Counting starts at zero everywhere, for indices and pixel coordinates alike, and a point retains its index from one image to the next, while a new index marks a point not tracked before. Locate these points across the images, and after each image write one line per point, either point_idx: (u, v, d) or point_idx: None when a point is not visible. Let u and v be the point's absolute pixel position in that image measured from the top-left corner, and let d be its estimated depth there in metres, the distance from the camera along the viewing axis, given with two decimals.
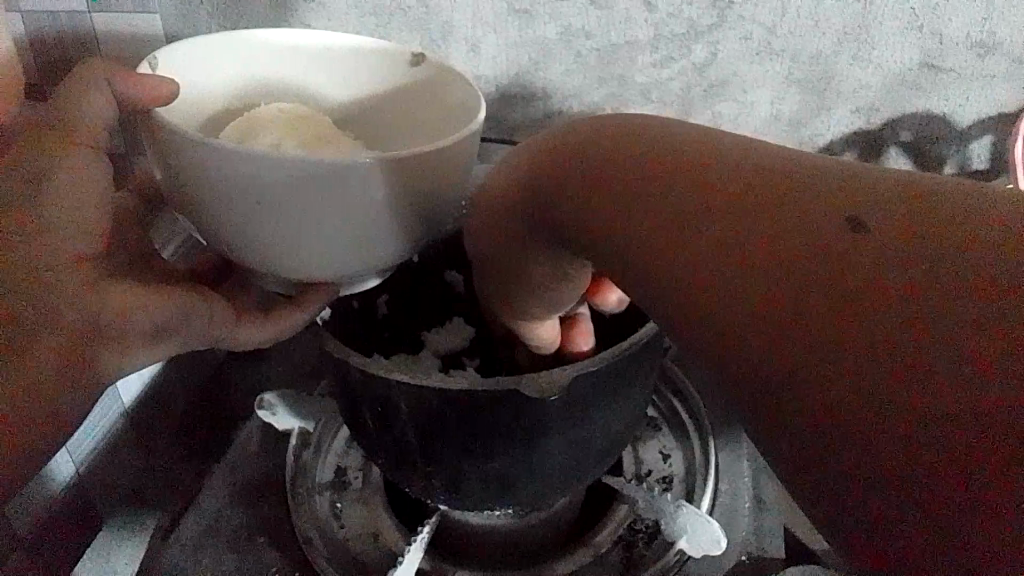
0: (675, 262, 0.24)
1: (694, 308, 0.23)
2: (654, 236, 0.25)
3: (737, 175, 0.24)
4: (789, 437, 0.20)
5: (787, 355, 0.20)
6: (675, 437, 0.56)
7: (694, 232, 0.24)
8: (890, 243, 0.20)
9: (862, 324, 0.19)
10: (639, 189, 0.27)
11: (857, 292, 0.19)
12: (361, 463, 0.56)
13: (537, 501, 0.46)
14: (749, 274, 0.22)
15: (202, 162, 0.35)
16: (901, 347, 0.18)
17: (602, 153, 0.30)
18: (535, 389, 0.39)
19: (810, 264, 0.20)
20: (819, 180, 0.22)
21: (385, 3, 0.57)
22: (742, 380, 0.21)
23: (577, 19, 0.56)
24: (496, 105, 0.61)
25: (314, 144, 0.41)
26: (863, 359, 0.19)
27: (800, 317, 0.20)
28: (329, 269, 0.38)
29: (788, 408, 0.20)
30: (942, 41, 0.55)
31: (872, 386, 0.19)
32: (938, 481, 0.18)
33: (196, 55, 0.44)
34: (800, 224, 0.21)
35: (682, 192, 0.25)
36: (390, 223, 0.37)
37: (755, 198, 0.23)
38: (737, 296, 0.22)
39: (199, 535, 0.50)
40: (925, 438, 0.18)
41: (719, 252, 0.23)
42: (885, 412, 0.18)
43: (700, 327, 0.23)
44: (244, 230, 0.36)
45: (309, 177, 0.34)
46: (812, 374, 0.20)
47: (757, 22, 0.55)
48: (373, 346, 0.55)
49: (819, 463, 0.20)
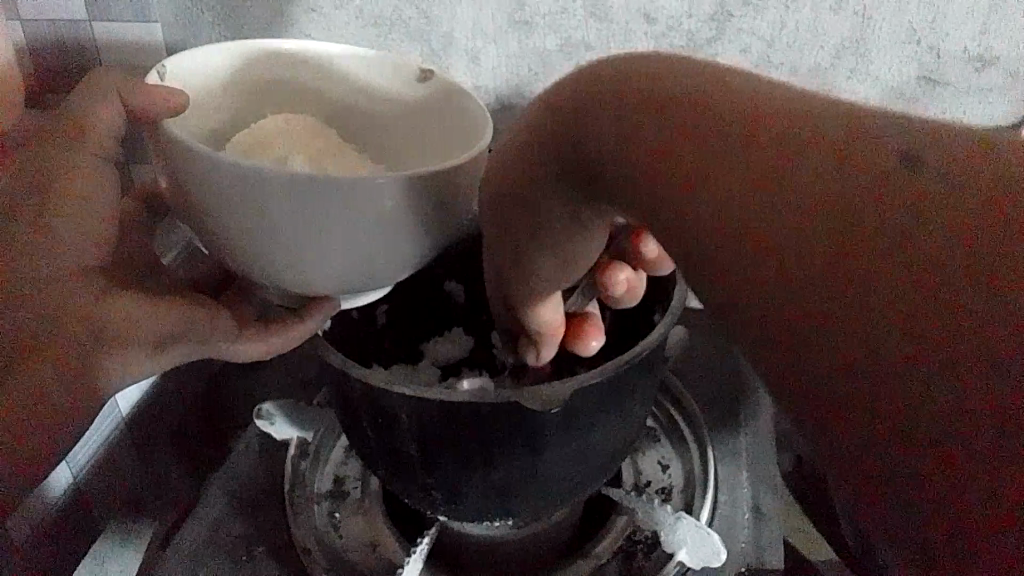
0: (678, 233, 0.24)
1: (706, 256, 0.23)
2: (656, 186, 0.25)
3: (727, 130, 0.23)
4: (822, 375, 0.20)
5: (814, 287, 0.20)
6: (671, 447, 0.56)
7: (693, 174, 0.23)
8: (892, 219, 0.19)
9: (877, 279, 0.19)
10: (634, 149, 0.26)
11: (881, 217, 0.19)
12: (359, 472, 0.56)
13: (536, 513, 0.47)
14: (748, 250, 0.21)
15: (208, 178, 0.35)
16: (936, 268, 0.18)
17: (592, 120, 0.29)
18: (539, 402, 0.39)
19: (807, 243, 0.20)
20: (814, 128, 0.21)
21: (385, 14, 0.57)
22: (769, 322, 0.21)
23: (577, 31, 0.56)
24: (497, 116, 0.61)
25: (320, 157, 0.41)
26: (898, 284, 0.18)
27: (823, 246, 0.20)
28: (335, 283, 0.39)
29: (821, 343, 0.20)
30: (939, 55, 0.56)
31: (911, 311, 0.18)
32: (991, 400, 0.17)
33: (200, 65, 0.44)
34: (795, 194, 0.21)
35: (674, 134, 0.24)
36: (397, 236, 0.37)
37: (749, 160, 0.22)
38: (754, 235, 0.21)
39: (197, 546, 0.49)
40: (975, 356, 0.17)
41: (726, 192, 0.22)
42: (925, 353, 0.18)
43: (715, 273, 0.22)
44: (249, 244, 0.36)
45: (316, 194, 0.34)
46: (843, 310, 0.19)
47: (756, 36, 0.55)
48: (372, 356, 0.55)
49: (861, 397, 0.19)
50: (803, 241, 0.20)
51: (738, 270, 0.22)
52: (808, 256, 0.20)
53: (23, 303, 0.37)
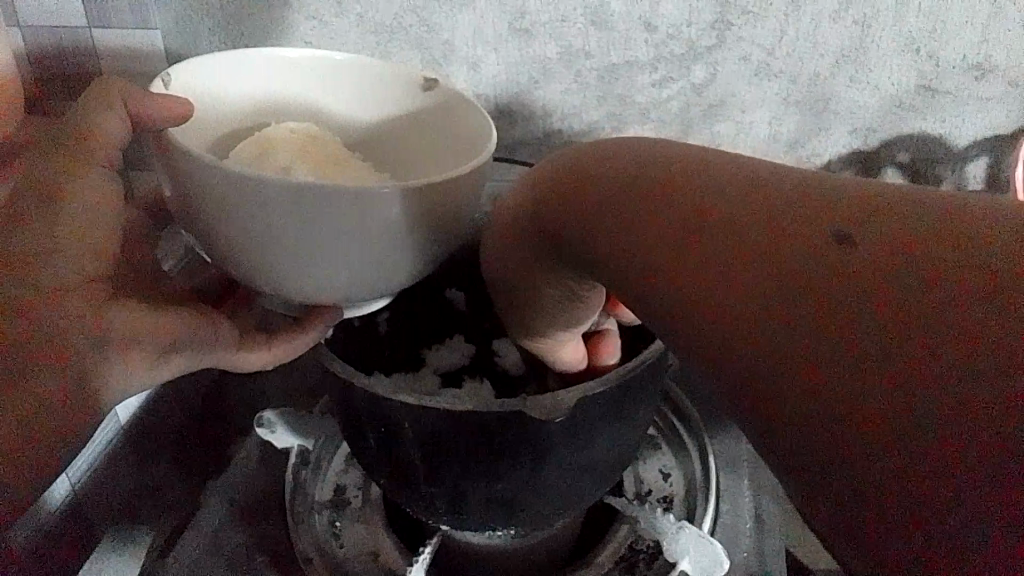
0: (677, 286, 0.25)
1: (682, 312, 0.24)
2: (647, 240, 0.27)
3: (728, 199, 0.24)
4: (778, 429, 0.21)
5: (767, 349, 0.21)
6: (673, 455, 0.56)
7: (677, 239, 0.25)
8: (854, 282, 0.20)
9: (817, 342, 0.20)
10: (637, 201, 0.28)
11: (820, 284, 0.20)
12: (360, 480, 0.56)
13: (539, 522, 0.47)
14: (747, 302, 0.22)
15: (211, 188, 0.35)
16: (866, 330, 0.19)
17: (605, 181, 0.30)
18: (540, 412, 0.39)
19: (801, 292, 0.21)
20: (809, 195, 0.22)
21: (385, 22, 0.57)
22: (733, 378, 0.22)
23: (577, 39, 0.56)
24: (497, 124, 0.61)
25: (326, 166, 0.41)
26: (836, 345, 0.20)
27: (774, 310, 0.21)
28: (339, 292, 0.39)
29: (773, 399, 0.21)
30: (938, 64, 0.56)
31: (846, 371, 0.19)
32: (918, 453, 0.18)
33: (205, 74, 0.44)
34: (794, 247, 0.21)
35: (666, 201, 0.27)
36: (403, 247, 0.37)
37: (744, 223, 0.23)
38: (719, 299, 0.23)
39: (199, 555, 0.49)
40: (903, 411, 0.18)
41: (701, 257, 0.24)
42: (860, 411, 0.19)
43: (688, 330, 0.24)
44: (252, 253, 0.36)
45: (319, 205, 0.34)
46: (790, 369, 0.21)
47: (755, 44, 0.56)
48: (374, 365, 0.55)
49: (810, 452, 0.20)
50: (789, 297, 0.21)
51: (732, 320, 0.22)
52: (803, 303, 0.21)
53: (29, 310, 0.36)
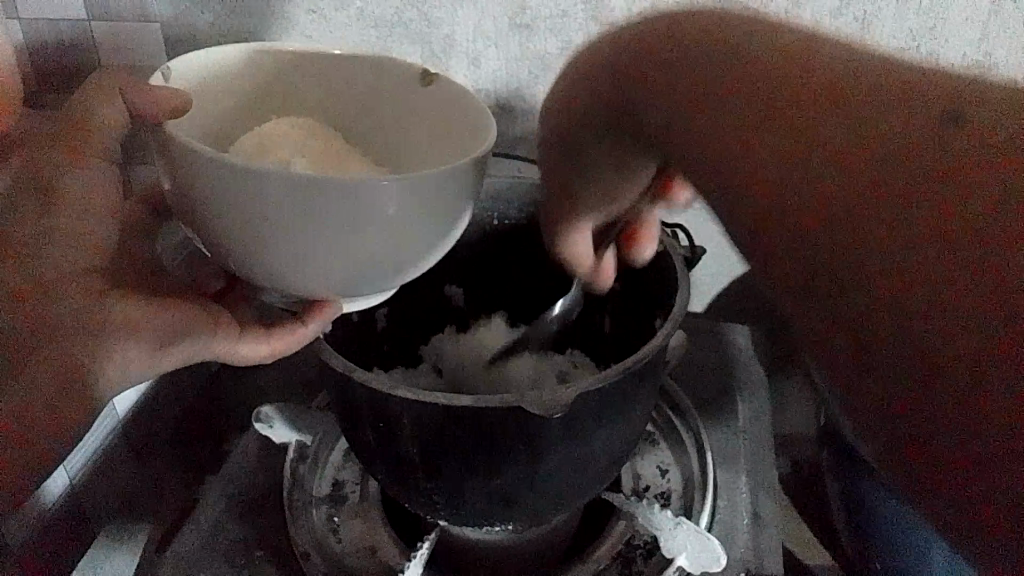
0: (734, 167, 0.26)
1: (743, 185, 0.25)
2: (706, 116, 0.27)
3: (771, 92, 0.25)
4: (849, 313, 0.22)
5: (840, 229, 0.22)
6: (672, 451, 0.56)
7: (738, 113, 0.26)
8: (939, 171, 0.21)
9: (903, 220, 0.21)
10: (686, 84, 0.28)
11: (905, 168, 0.21)
12: (358, 476, 0.56)
13: (538, 518, 0.47)
14: (817, 182, 0.23)
15: (207, 181, 0.35)
16: (953, 215, 0.20)
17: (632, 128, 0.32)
18: (537, 408, 0.39)
19: (853, 196, 0.22)
20: (860, 92, 0.23)
21: (386, 16, 0.57)
22: (800, 256, 0.23)
23: (578, 35, 0.56)
24: (497, 118, 0.61)
25: (326, 160, 0.41)
26: (922, 224, 0.21)
27: (852, 187, 0.22)
28: (337, 286, 0.39)
29: (850, 277, 0.22)
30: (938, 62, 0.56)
31: (932, 253, 0.21)
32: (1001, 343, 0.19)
33: (205, 69, 0.44)
34: (868, 130, 0.22)
35: (719, 81, 0.27)
36: (403, 241, 0.37)
37: (810, 102, 0.24)
38: (786, 177, 0.24)
39: (197, 549, 0.49)
40: (987, 304, 0.20)
41: (762, 131, 0.25)
42: (944, 297, 0.20)
43: (748, 208, 0.25)
44: (248, 246, 0.36)
45: (316, 198, 0.34)
46: (867, 250, 0.22)
47: None
48: (372, 360, 0.56)
49: (881, 337, 0.22)
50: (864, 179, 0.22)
51: (804, 195, 0.23)
52: (877, 191, 0.22)
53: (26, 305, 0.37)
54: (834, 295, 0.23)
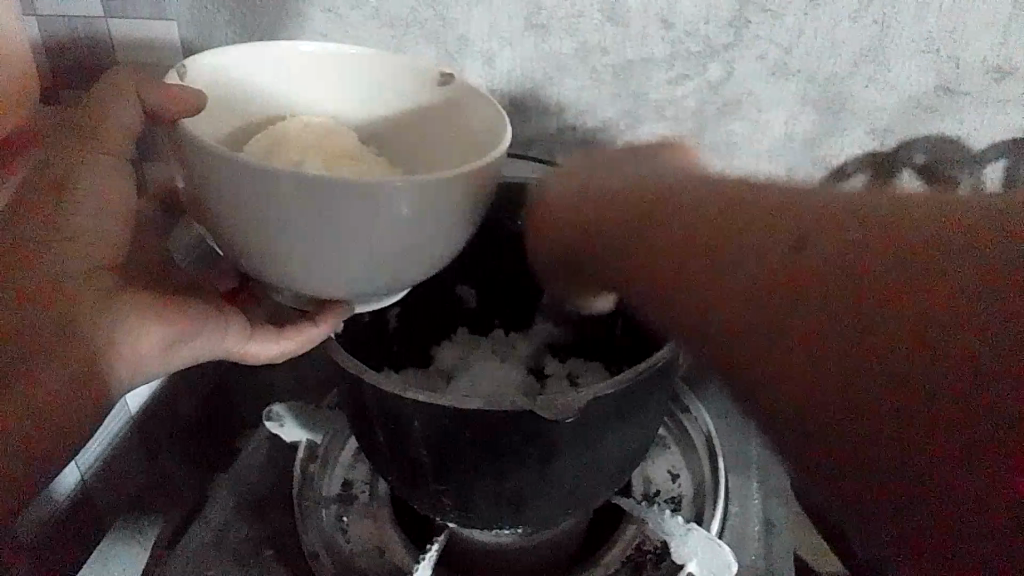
0: (776, 332, 0.32)
1: (793, 349, 0.32)
2: (750, 284, 0.34)
3: (794, 274, 0.32)
4: (872, 443, 0.29)
5: (893, 389, 0.29)
6: (683, 455, 0.56)
7: (777, 292, 0.33)
8: (913, 304, 0.29)
9: (880, 344, 0.29)
10: (721, 258, 0.35)
11: (882, 317, 0.29)
12: (367, 475, 0.56)
13: (547, 521, 0.46)
14: (858, 337, 0.30)
15: (221, 179, 0.35)
16: (934, 340, 0.28)
17: (732, 242, 0.35)
18: (550, 411, 0.39)
19: (872, 342, 0.29)
20: (863, 263, 0.30)
21: (401, 15, 0.57)
22: (843, 397, 0.30)
23: (594, 35, 0.56)
24: (511, 118, 0.61)
25: (339, 160, 0.41)
26: (907, 350, 0.29)
27: (872, 352, 0.29)
28: (349, 285, 0.38)
29: (877, 413, 0.29)
30: (958, 65, 0.55)
31: (911, 368, 0.28)
32: (980, 433, 0.27)
33: (219, 66, 0.44)
34: (869, 295, 0.30)
35: (758, 249, 0.34)
36: (416, 243, 0.37)
37: (826, 270, 0.31)
38: (831, 337, 0.30)
39: (207, 547, 0.49)
40: (966, 396, 0.27)
41: (795, 298, 0.32)
42: (933, 401, 0.28)
43: (807, 372, 0.31)
44: (261, 246, 0.36)
45: (332, 199, 0.34)
46: (875, 383, 0.29)
47: (774, 42, 0.55)
48: (382, 358, 0.55)
49: (902, 450, 0.29)
50: (887, 333, 0.29)
51: (852, 360, 0.30)
52: (876, 333, 0.29)
53: (39, 302, 0.37)
54: (902, 402, 0.29)
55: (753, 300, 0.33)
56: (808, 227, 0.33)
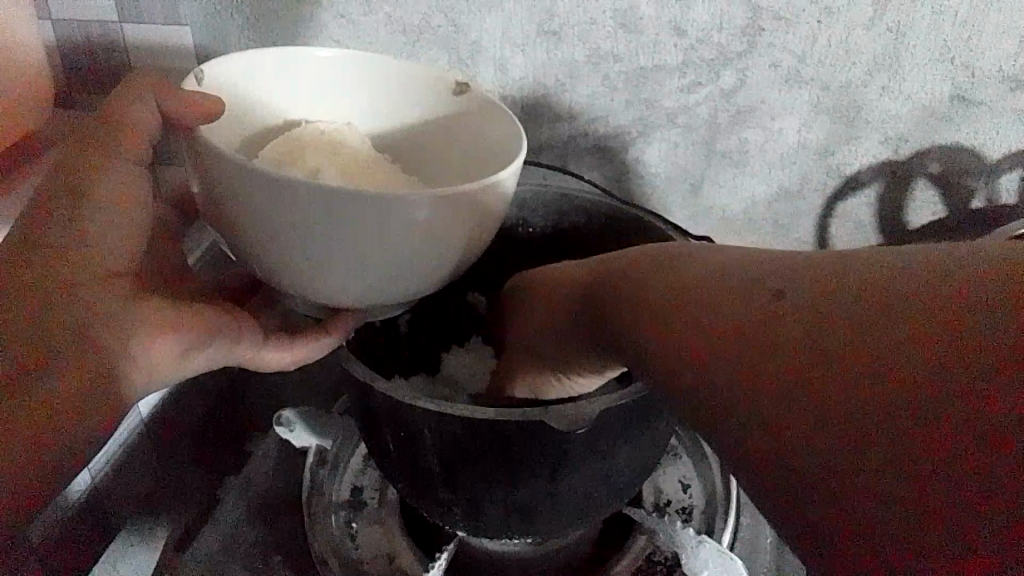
0: (705, 371, 0.27)
1: (721, 387, 0.27)
2: (687, 322, 0.29)
3: (725, 308, 0.28)
4: (817, 485, 0.23)
5: (826, 409, 0.23)
6: (694, 466, 0.56)
7: (702, 326, 0.28)
8: (850, 309, 0.24)
9: (818, 356, 0.24)
10: (660, 301, 0.31)
11: (817, 331, 0.24)
12: (377, 482, 0.55)
13: (557, 531, 0.46)
14: (787, 359, 0.24)
15: (233, 185, 0.35)
16: (874, 349, 0.22)
17: (683, 290, 0.30)
18: (563, 422, 0.39)
19: (803, 359, 0.24)
20: (794, 280, 0.26)
21: (415, 22, 0.57)
22: (778, 432, 0.24)
23: (606, 42, 0.56)
24: (523, 124, 0.61)
25: (355, 168, 0.41)
26: (844, 361, 0.23)
27: (804, 372, 0.24)
28: (362, 294, 0.38)
29: (817, 444, 0.23)
30: (974, 74, 0.55)
31: (851, 383, 0.22)
32: (943, 444, 0.20)
33: (237, 73, 0.44)
34: (798, 307, 0.25)
35: (686, 293, 0.30)
36: (426, 256, 0.37)
37: (755, 298, 0.27)
38: (760, 364, 0.25)
39: (217, 552, 0.49)
40: (917, 400, 0.21)
41: (724, 331, 0.27)
42: (882, 416, 0.22)
43: (739, 415, 0.26)
44: (271, 254, 0.37)
45: (339, 208, 0.34)
46: (806, 407, 0.23)
47: (788, 50, 0.55)
48: (392, 363, 0.55)
49: (848, 483, 0.22)
50: (811, 345, 0.24)
51: (780, 387, 0.24)
52: (808, 351, 0.24)
53: (52, 306, 0.36)
54: (841, 427, 0.22)
55: (719, 357, 0.27)
56: (744, 266, 0.29)
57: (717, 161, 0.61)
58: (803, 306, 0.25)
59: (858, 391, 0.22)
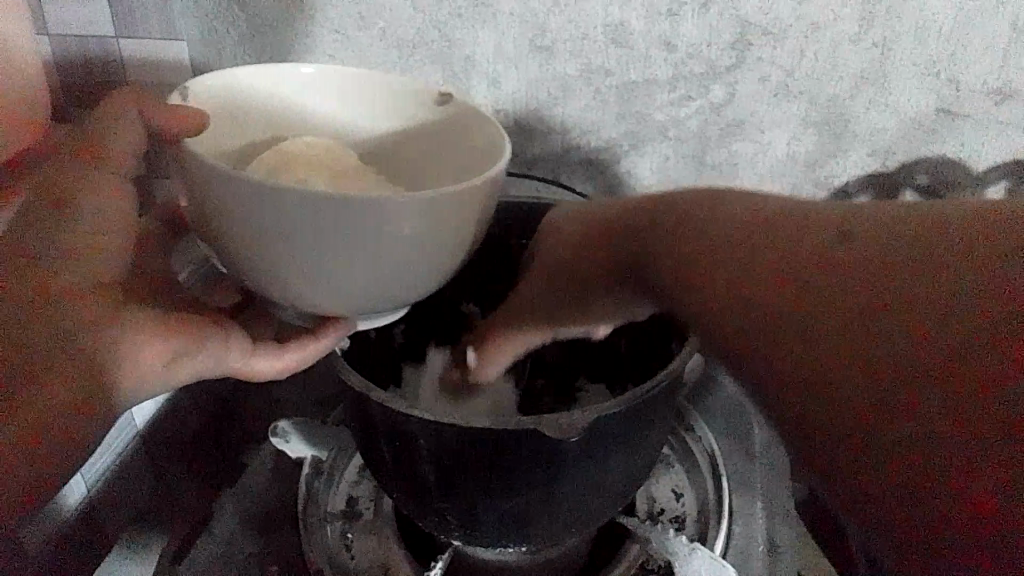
0: (732, 315, 0.28)
1: (749, 328, 0.28)
2: (711, 270, 0.30)
3: (749, 255, 0.29)
4: (845, 418, 0.24)
5: (857, 346, 0.24)
6: (687, 475, 0.56)
7: (729, 272, 0.29)
8: (880, 251, 0.24)
9: (846, 293, 0.24)
10: (684, 252, 0.32)
11: (845, 273, 0.25)
12: (372, 492, 0.56)
13: (552, 539, 0.46)
14: (816, 299, 0.25)
15: (221, 195, 0.35)
16: (903, 288, 0.23)
17: (702, 242, 0.31)
18: (557, 431, 0.39)
19: (832, 298, 0.25)
20: (819, 227, 0.27)
21: (409, 36, 0.57)
22: (806, 368, 0.25)
23: (598, 57, 0.57)
24: (516, 138, 0.61)
25: (343, 178, 0.42)
26: (875, 301, 0.24)
27: (838, 313, 0.24)
28: (352, 299, 0.39)
29: (846, 378, 0.24)
30: (959, 88, 0.56)
31: (883, 320, 0.23)
32: (973, 375, 0.21)
33: (226, 89, 0.45)
34: (828, 248, 0.26)
35: (708, 242, 0.31)
36: (415, 260, 0.38)
37: (781, 242, 0.28)
38: (788, 304, 0.26)
39: (214, 562, 0.50)
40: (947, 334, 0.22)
41: (750, 278, 0.28)
42: (911, 351, 0.23)
43: (766, 354, 0.27)
44: (260, 262, 0.37)
45: (328, 214, 0.34)
46: (833, 345, 0.24)
47: (776, 64, 0.56)
48: (387, 372, 0.57)
49: (880, 418, 0.23)
50: (840, 287, 0.25)
51: (812, 328, 0.25)
52: (836, 289, 0.25)
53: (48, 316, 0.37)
54: (869, 364, 0.23)
55: (746, 301, 0.28)
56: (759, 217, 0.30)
57: (708, 173, 0.62)
58: (829, 248, 0.26)
59: (887, 328, 0.23)
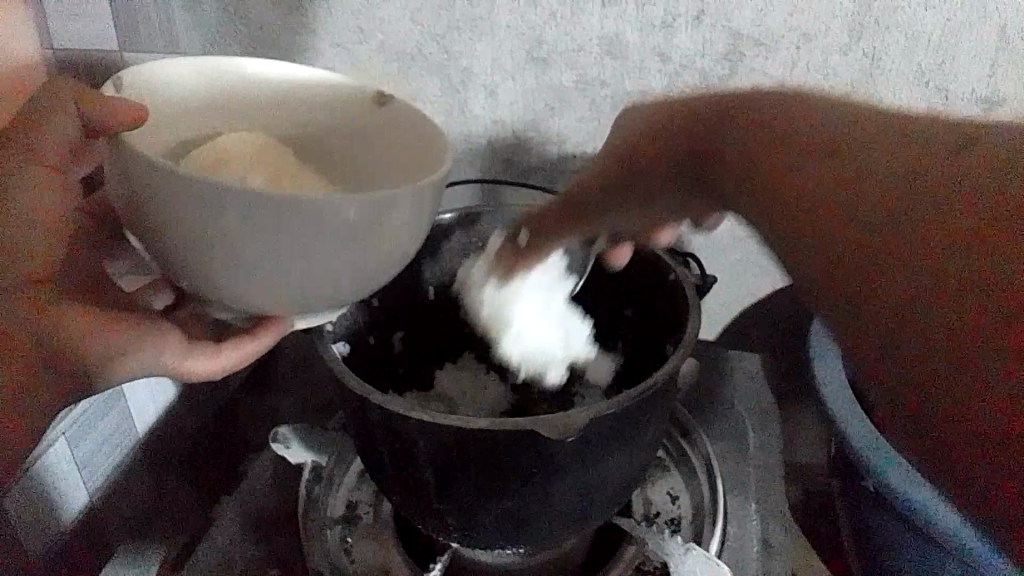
0: (808, 207, 0.30)
1: (825, 220, 0.29)
2: (793, 165, 0.32)
3: (833, 155, 0.30)
4: (898, 333, 0.26)
5: (926, 269, 0.25)
6: (684, 478, 0.57)
7: (814, 169, 0.31)
8: (967, 182, 0.26)
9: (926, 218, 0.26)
10: (764, 150, 0.34)
11: (931, 199, 0.26)
12: (371, 497, 0.56)
13: (549, 541, 0.47)
14: (897, 215, 0.27)
15: (159, 200, 0.34)
16: (979, 224, 0.25)
17: (785, 141, 0.33)
18: (553, 430, 0.40)
19: (912, 218, 0.26)
20: (908, 145, 0.28)
21: (406, 49, 0.58)
22: (874, 277, 0.27)
23: (593, 68, 0.58)
24: (513, 148, 0.62)
25: (282, 178, 0.38)
26: (951, 232, 0.25)
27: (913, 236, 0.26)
28: (298, 299, 0.37)
29: (914, 295, 0.26)
30: (948, 97, 0.56)
31: (957, 251, 0.25)
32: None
33: (160, 82, 0.41)
34: (913, 169, 0.27)
35: (788, 142, 0.33)
36: (371, 253, 0.36)
37: (867, 146, 0.29)
38: (868, 212, 0.28)
39: (214, 565, 0.50)
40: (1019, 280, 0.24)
41: (832, 180, 0.29)
42: (975, 286, 0.24)
43: (838, 256, 0.28)
44: (205, 268, 0.35)
45: (275, 210, 0.32)
46: (908, 263, 0.26)
47: (767, 74, 0.57)
48: (386, 377, 0.59)
49: (930, 340, 0.25)
50: (919, 211, 0.26)
51: (887, 241, 0.27)
52: (920, 211, 0.26)
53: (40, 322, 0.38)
54: (936, 285, 0.25)
55: (827, 197, 0.29)
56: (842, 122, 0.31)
57: None
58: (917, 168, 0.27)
59: (959, 259, 0.25)
